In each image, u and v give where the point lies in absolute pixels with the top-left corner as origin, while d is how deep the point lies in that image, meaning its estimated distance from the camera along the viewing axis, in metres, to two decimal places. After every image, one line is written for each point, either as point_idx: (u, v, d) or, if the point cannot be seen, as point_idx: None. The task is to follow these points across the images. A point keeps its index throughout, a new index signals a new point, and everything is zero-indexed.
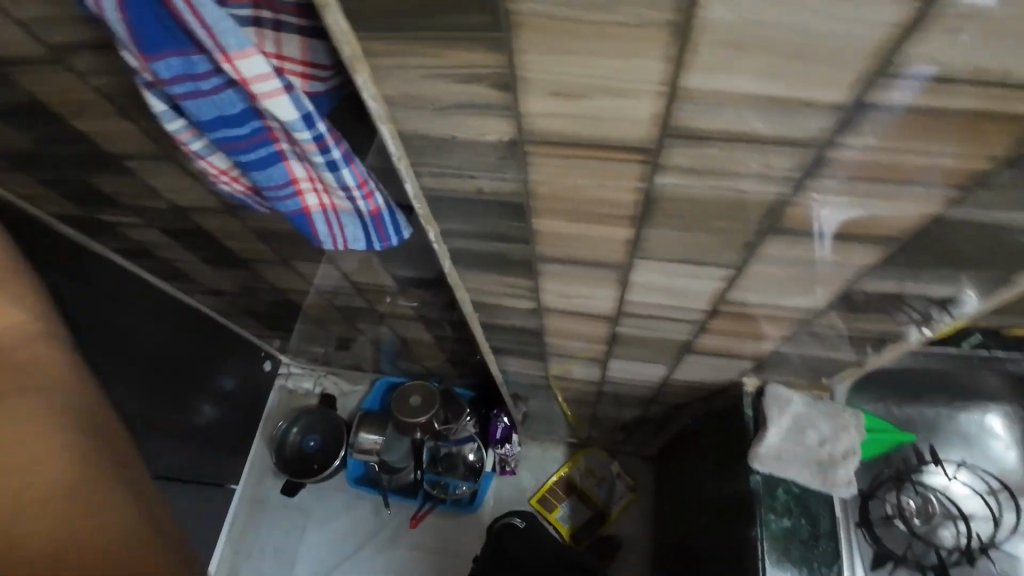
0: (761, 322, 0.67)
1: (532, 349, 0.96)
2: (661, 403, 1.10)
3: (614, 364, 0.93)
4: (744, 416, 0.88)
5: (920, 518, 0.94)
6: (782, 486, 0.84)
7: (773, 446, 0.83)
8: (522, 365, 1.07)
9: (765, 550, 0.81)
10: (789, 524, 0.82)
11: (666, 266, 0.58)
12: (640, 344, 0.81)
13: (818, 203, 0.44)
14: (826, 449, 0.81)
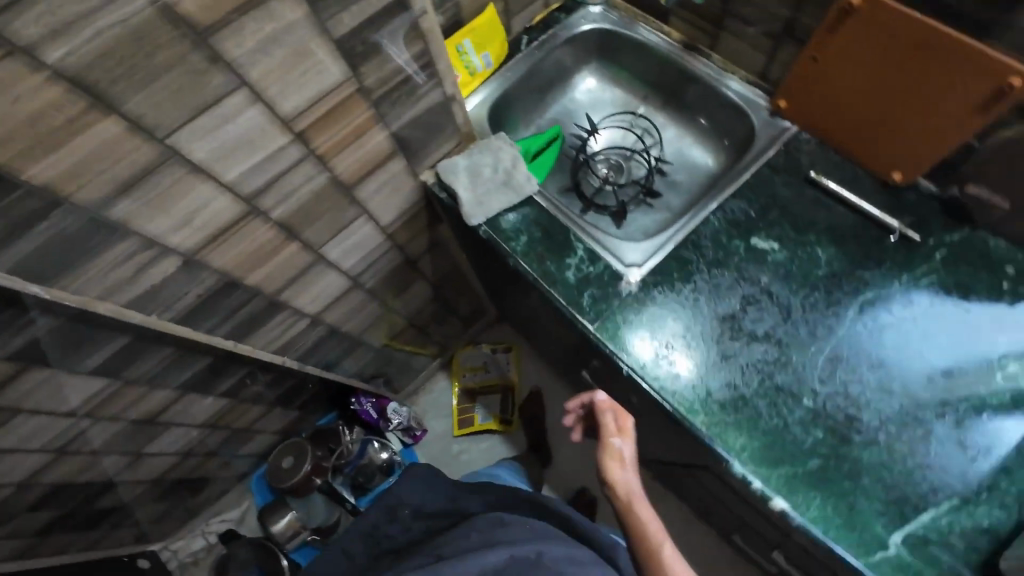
0: (388, 133, 0.88)
1: (307, 317, 1.02)
2: (434, 271, 1.26)
3: (365, 266, 1.05)
4: (441, 194, 1.00)
5: (615, 174, 1.20)
6: (506, 218, 1.00)
7: (477, 194, 0.98)
8: (317, 340, 1.13)
9: (530, 267, 0.95)
10: (525, 238, 0.98)
11: (294, 141, 0.74)
12: (347, 223, 0.92)
13: (249, 39, 0.61)
14: (502, 166, 1.00)
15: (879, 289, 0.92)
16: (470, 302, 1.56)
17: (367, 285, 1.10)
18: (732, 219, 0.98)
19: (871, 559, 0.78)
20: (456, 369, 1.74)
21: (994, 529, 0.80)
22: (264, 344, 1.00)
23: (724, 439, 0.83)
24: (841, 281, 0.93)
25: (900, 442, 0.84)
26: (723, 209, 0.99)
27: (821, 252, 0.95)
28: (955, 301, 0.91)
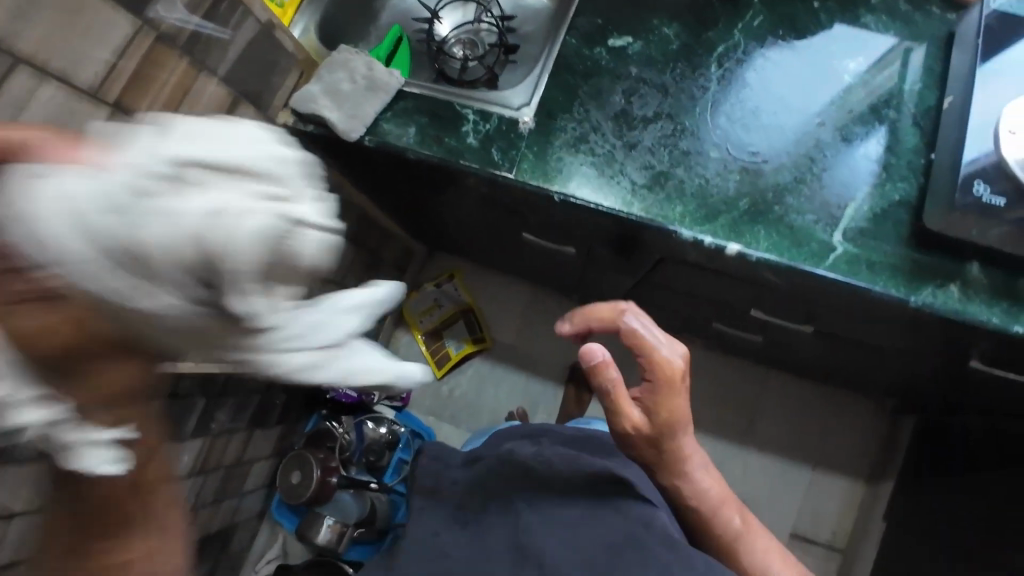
0: (216, 79, 0.80)
1: None
2: (341, 224, 1.21)
3: None
4: (306, 129, 0.94)
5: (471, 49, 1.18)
6: (385, 119, 0.95)
7: (346, 110, 0.93)
8: None
9: (429, 151, 0.93)
10: (415, 128, 0.95)
11: (114, 114, 0.67)
12: None
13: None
14: (359, 75, 0.95)
15: (726, 44, 1.01)
16: (394, 247, 1.52)
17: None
18: (586, 32, 1.02)
19: (825, 261, 0.86)
20: (412, 319, 1.71)
21: (901, 198, 0.89)
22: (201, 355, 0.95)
23: (665, 215, 0.89)
24: (694, 47, 1.01)
25: (799, 159, 0.94)
26: (575, 27, 1.03)
27: (668, 32, 1.02)
28: (783, 29, 1.02)
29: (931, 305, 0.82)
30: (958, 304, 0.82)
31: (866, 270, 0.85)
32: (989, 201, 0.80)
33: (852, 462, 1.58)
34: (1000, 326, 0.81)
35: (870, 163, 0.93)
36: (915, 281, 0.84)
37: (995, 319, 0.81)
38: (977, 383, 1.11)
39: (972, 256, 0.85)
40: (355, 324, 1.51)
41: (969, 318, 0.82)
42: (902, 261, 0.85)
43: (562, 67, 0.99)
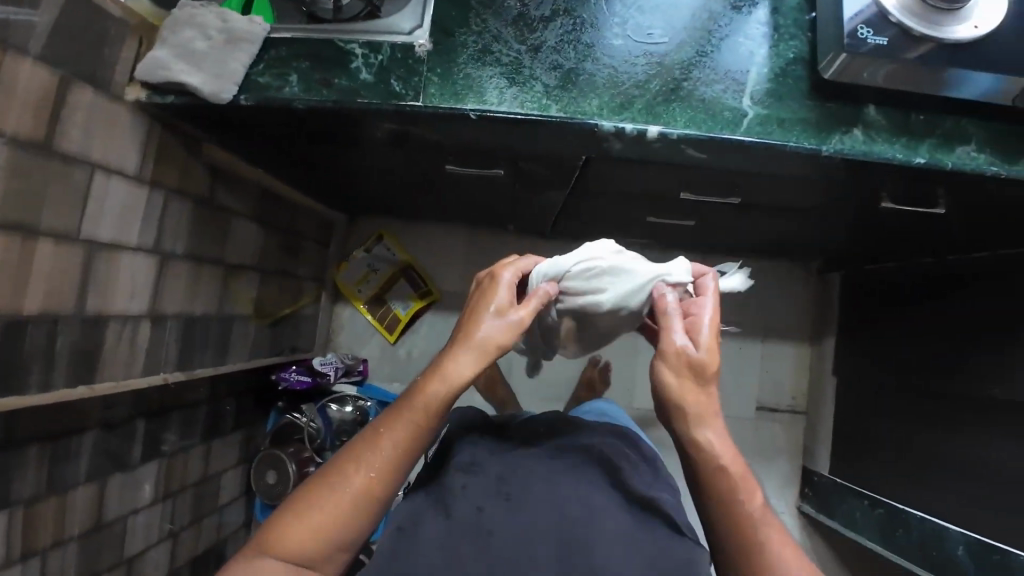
0: (36, 58, 0.69)
1: (140, 319, 0.92)
2: (244, 204, 1.12)
3: (157, 231, 0.92)
4: (164, 99, 0.84)
5: None
6: (258, 73, 0.86)
7: (206, 72, 0.83)
8: (178, 340, 1.02)
9: (318, 98, 0.84)
10: (296, 75, 0.85)
11: None
12: (106, 202, 0.82)
13: None
14: (212, 30, 0.84)
15: None
16: (312, 220, 1.43)
17: (178, 252, 0.97)
18: None
19: (740, 127, 0.86)
20: (351, 289, 1.64)
21: (796, 56, 0.89)
22: (121, 372, 0.91)
23: (582, 112, 0.87)
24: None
25: (699, 33, 0.92)
26: None
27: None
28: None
29: (842, 150, 0.84)
30: (864, 146, 0.85)
31: (778, 129, 0.86)
32: (875, 42, 0.82)
33: (799, 327, 1.68)
34: (905, 160, 0.85)
35: (770, 23, 0.91)
36: (823, 132, 0.86)
37: (900, 153, 0.84)
38: (893, 227, 1.18)
39: (869, 100, 0.87)
40: (290, 310, 1.42)
41: (877, 157, 0.84)
42: (809, 113, 0.87)
43: None
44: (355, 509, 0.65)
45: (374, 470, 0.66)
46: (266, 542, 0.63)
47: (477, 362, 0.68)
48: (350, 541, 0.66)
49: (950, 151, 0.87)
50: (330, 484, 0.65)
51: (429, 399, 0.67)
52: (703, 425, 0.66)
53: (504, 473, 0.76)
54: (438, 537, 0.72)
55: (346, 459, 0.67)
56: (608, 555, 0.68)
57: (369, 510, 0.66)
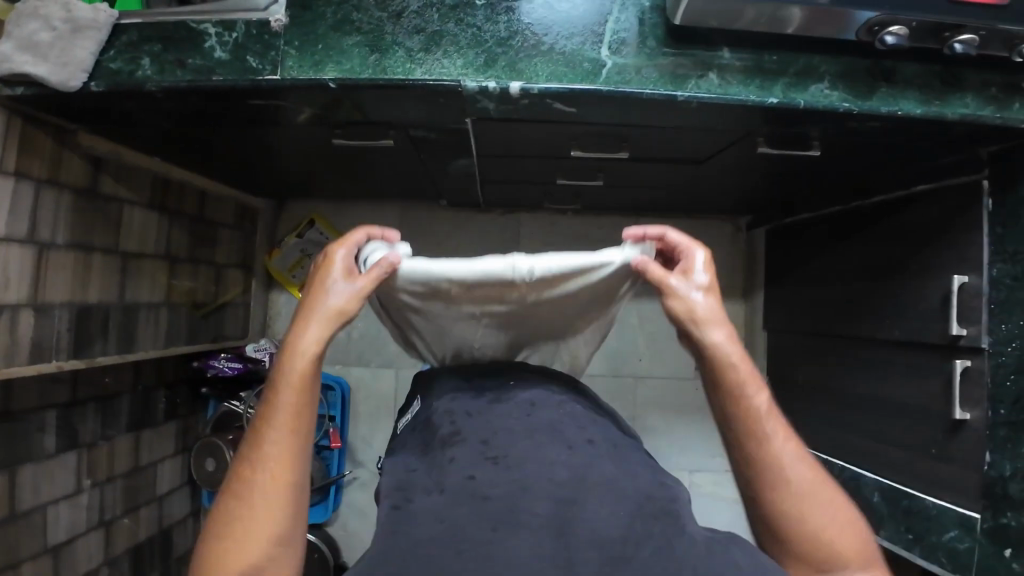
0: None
1: (20, 307, 0.93)
2: (136, 191, 1.14)
3: (30, 219, 0.94)
4: (14, 91, 0.85)
5: None
6: (110, 58, 0.87)
7: (51, 61, 0.84)
8: (71, 329, 1.04)
9: (174, 78, 0.86)
10: (152, 58, 0.86)
11: None
12: None
13: None
14: (55, 19, 0.85)
15: None
16: (225, 208, 1.44)
17: (58, 242, 0.99)
18: None
19: (600, 78, 0.86)
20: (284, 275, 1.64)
21: (652, 3, 0.88)
22: (7, 361, 0.92)
23: (447, 74, 0.86)
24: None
25: None
26: None
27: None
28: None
29: (698, 96, 0.85)
30: (720, 89, 0.86)
31: (637, 77, 0.86)
32: None
33: (732, 284, 1.69)
34: (759, 100, 0.86)
35: None
36: (678, 78, 0.86)
37: (753, 95, 0.85)
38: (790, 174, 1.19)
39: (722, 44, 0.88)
40: (215, 303, 1.44)
41: (732, 99, 0.85)
42: (667, 59, 0.87)
43: None
44: (277, 499, 0.61)
45: (279, 455, 0.62)
46: (203, 567, 0.60)
47: (332, 323, 0.66)
48: (294, 530, 0.62)
49: (804, 88, 0.88)
50: (244, 490, 0.61)
51: (295, 376, 0.64)
52: (697, 326, 0.69)
53: (485, 433, 0.68)
54: (433, 510, 0.60)
55: (243, 470, 0.62)
56: (607, 500, 0.60)
57: (294, 484, 0.63)
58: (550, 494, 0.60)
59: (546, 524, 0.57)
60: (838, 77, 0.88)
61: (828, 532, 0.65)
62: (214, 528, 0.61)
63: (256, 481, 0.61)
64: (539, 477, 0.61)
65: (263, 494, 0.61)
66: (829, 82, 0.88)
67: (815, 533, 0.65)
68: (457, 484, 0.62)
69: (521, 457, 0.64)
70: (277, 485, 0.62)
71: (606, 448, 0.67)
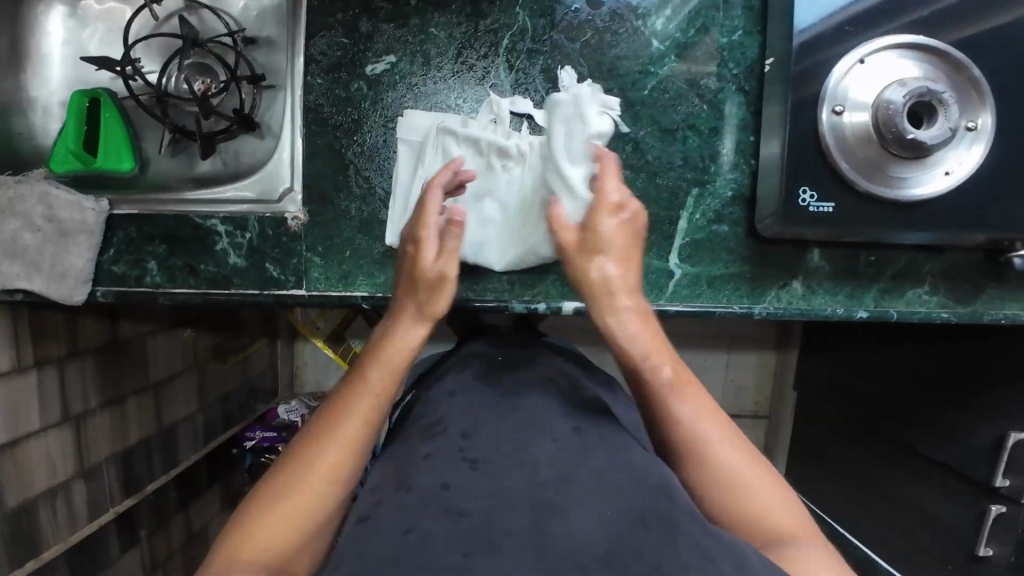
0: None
1: (70, 482, 0.92)
2: (152, 321, 1.10)
3: (61, 401, 0.89)
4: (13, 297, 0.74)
5: (211, 80, 0.93)
6: (111, 259, 0.76)
7: (43, 273, 0.72)
8: (120, 477, 1.03)
9: (187, 287, 0.77)
10: (158, 263, 0.76)
11: None
12: (5, 408, 0.80)
13: None
14: (42, 217, 0.72)
15: (510, 31, 0.75)
16: None
17: (92, 407, 0.95)
18: (331, 63, 0.76)
19: (664, 292, 0.78)
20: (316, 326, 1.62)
21: (734, 193, 0.77)
22: (68, 531, 0.93)
23: (493, 289, 0.78)
24: (483, 46, 0.76)
25: (639, 157, 0.76)
26: (313, 57, 0.76)
27: (433, 23, 0.76)
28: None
29: (776, 313, 0.78)
30: (802, 301, 0.79)
31: (708, 290, 0.78)
32: (817, 210, 0.68)
33: (764, 336, 1.65)
34: (845, 315, 0.78)
35: (702, 155, 0.76)
36: (756, 288, 0.78)
37: (841, 313, 0.79)
38: None
39: (813, 247, 0.79)
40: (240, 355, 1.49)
41: (816, 315, 0.78)
42: (742, 268, 0.78)
43: (321, 125, 0.77)
44: None
45: (303, 519, 0.48)
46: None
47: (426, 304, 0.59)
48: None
49: (898, 296, 0.80)
50: (258, 507, 0.48)
51: (398, 363, 0.56)
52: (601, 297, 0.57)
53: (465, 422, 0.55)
54: (398, 512, 0.43)
55: (257, 508, 0.48)
56: (615, 486, 0.45)
57: None
58: (538, 487, 0.44)
59: (527, 517, 0.42)
60: (940, 280, 0.80)
61: (757, 507, 0.50)
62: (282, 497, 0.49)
63: (254, 531, 0.47)
64: (527, 469, 0.47)
65: (264, 524, 0.47)
66: (928, 286, 0.79)
67: (723, 478, 0.51)
68: (426, 489, 0.45)
69: (509, 450, 0.50)
70: (246, 552, 0.46)
71: (596, 438, 0.53)
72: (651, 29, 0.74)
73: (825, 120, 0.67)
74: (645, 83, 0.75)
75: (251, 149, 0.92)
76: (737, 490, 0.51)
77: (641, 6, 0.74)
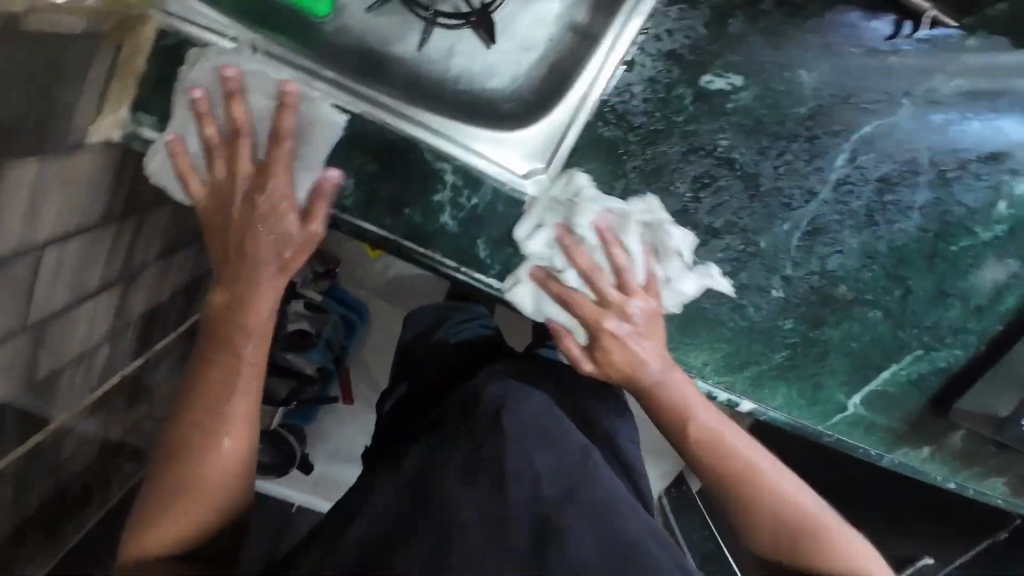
0: None
1: (97, 348, 0.79)
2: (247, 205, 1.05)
3: (125, 254, 0.72)
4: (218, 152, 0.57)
5: None
6: (300, 153, 0.57)
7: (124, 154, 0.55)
8: (139, 336, 0.90)
9: (378, 226, 0.59)
10: (358, 183, 0.58)
11: None
12: (74, 265, 0.63)
13: None
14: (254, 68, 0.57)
15: (881, 118, 0.61)
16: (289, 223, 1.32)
17: (148, 262, 0.80)
18: (670, 49, 0.59)
19: (828, 421, 0.75)
20: None
21: (944, 366, 0.74)
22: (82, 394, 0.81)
23: (685, 360, 0.71)
24: (838, 115, 0.60)
25: (900, 307, 0.70)
26: (652, 32, 0.59)
27: (810, 66, 0.59)
28: (1019, 93, 0.61)
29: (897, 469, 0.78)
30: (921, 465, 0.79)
31: (863, 432, 0.76)
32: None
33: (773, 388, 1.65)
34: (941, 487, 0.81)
35: (949, 326, 0.72)
36: (898, 441, 0.77)
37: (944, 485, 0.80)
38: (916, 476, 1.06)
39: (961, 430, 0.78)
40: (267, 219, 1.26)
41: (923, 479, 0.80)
42: (901, 427, 0.77)
43: (616, 115, 0.60)
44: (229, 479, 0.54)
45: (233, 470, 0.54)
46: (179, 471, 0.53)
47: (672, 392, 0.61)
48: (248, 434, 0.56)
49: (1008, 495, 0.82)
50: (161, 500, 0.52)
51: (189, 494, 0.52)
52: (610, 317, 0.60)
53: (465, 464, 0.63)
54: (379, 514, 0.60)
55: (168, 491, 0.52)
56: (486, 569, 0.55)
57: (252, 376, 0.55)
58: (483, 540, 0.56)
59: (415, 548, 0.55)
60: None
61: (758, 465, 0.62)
62: (180, 456, 0.53)
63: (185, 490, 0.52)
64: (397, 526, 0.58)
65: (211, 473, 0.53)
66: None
67: (757, 497, 0.61)
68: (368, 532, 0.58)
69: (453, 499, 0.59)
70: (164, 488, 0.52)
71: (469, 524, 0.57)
72: (1012, 189, 0.64)
73: None
74: (965, 242, 0.66)
75: (470, 53, 0.70)
76: (784, 502, 0.61)
77: (1021, 162, 0.63)
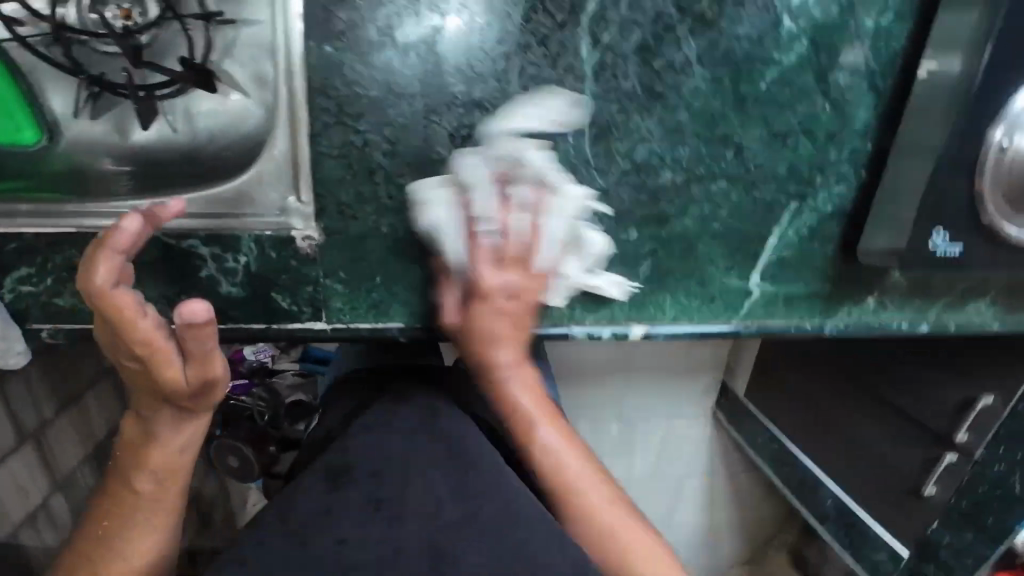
0: None
1: (45, 503, 0.85)
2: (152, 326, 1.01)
3: (11, 422, 0.77)
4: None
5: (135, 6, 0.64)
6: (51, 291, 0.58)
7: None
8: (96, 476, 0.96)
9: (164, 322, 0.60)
10: None
11: None
12: None
13: None
14: None
15: None
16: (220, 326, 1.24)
17: (49, 417, 0.84)
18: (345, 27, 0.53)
19: (738, 312, 0.69)
20: None
21: (834, 209, 0.66)
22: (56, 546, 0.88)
23: (549, 314, 0.67)
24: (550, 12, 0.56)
25: (740, 167, 0.63)
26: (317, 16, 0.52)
27: None
28: None
29: (845, 331, 0.72)
30: (873, 317, 0.72)
31: (783, 308, 0.70)
32: (944, 254, 0.61)
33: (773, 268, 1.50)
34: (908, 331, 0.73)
35: (812, 165, 0.64)
36: (831, 304, 0.71)
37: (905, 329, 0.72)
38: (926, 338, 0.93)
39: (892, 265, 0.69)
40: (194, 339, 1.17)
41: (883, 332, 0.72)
42: (821, 286, 0.70)
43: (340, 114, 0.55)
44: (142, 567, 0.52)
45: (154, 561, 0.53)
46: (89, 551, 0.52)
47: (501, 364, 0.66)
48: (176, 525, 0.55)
49: (959, 309, 0.74)
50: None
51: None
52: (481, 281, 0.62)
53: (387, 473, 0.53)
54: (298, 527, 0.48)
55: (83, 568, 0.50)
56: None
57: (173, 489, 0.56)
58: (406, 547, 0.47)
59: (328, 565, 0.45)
60: (1001, 294, 0.73)
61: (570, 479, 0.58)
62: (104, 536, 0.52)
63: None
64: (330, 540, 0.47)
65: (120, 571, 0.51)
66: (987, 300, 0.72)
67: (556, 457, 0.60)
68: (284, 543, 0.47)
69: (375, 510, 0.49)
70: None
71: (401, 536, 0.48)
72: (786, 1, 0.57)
73: (988, 153, 0.58)
74: (771, 74, 0.59)
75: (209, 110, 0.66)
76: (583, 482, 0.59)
77: None
